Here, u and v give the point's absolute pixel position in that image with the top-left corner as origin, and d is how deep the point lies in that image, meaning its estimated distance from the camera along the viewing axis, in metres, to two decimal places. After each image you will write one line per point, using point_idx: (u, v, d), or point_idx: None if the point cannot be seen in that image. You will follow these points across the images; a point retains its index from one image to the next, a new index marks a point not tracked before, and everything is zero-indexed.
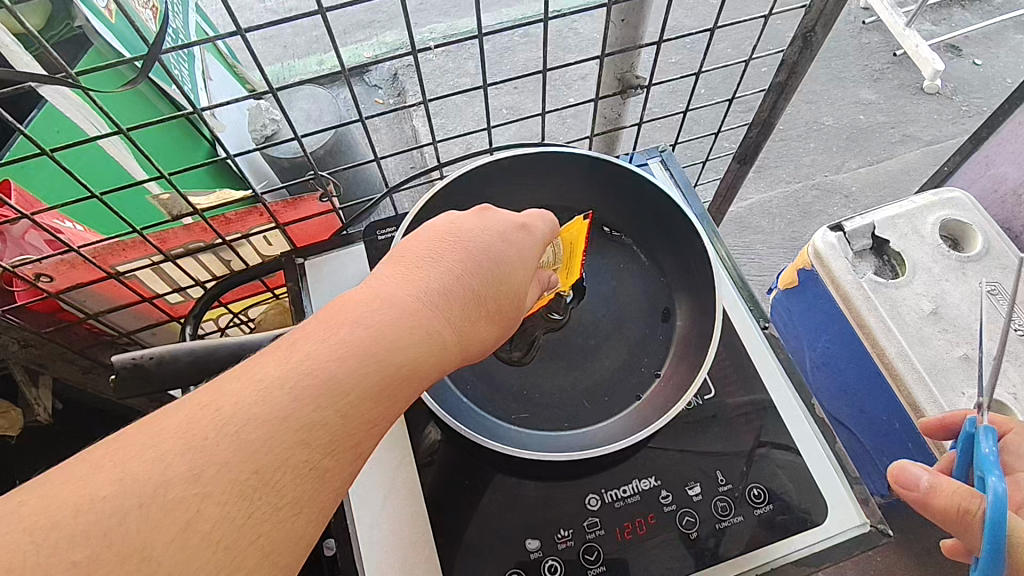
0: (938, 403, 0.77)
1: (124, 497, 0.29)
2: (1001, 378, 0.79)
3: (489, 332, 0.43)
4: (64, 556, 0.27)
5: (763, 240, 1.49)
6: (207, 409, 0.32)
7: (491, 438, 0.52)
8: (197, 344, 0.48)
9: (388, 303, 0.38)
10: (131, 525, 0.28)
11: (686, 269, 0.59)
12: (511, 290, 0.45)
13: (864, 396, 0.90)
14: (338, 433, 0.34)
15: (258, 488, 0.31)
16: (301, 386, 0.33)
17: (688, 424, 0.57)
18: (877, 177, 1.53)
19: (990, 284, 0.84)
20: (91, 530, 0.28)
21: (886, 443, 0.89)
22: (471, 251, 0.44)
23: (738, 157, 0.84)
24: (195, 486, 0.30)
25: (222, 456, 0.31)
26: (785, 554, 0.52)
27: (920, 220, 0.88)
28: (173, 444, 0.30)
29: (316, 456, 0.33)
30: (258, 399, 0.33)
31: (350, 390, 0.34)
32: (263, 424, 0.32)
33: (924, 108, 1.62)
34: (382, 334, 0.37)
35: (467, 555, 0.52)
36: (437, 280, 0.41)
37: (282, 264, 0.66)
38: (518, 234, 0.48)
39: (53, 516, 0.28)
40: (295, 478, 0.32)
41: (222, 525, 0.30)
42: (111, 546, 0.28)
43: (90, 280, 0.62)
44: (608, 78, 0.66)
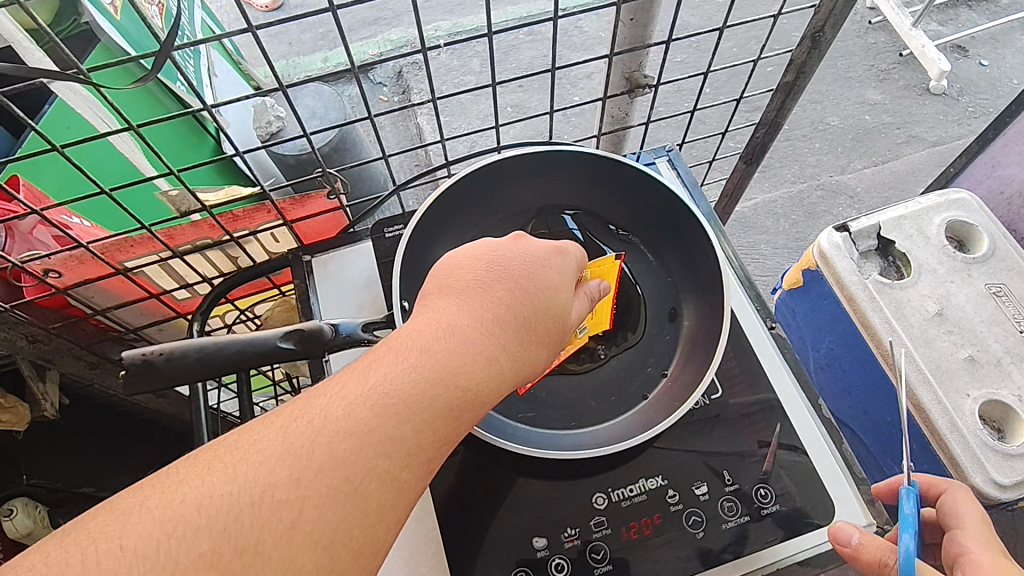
0: (944, 405, 0.77)
1: (236, 496, 0.31)
2: (1007, 381, 0.79)
3: (542, 355, 0.44)
4: (191, 545, 0.29)
5: (767, 240, 1.49)
6: (299, 421, 0.34)
7: (502, 437, 0.51)
8: (208, 339, 0.46)
9: (450, 327, 0.40)
10: (245, 522, 0.30)
11: (693, 269, 0.59)
12: (559, 314, 0.45)
13: (868, 396, 0.90)
14: (417, 446, 0.35)
15: (351, 492, 0.33)
16: (379, 404, 0.35)
17: (694, 423, 0.57)
18: (883, 177, 1.53)
19: (995, 285, 0.84)
20: (212, 524, 0.30)
21: (891, 444, 0.89)
22: (519, 273, 0.45)
23: (744, 157, 0.84)
24: (296, 490, 0.32)
25: (318, 462, 0.32)
26: (790, 554, 0.52)
27: (926, 221, 0.88)
28: (275, 450, 0.32)
29: (396, 468, 0.34)
30: (343, 412, 0.34)
31: (423, 409, 0.36)
32: (350, 437, 0.34)
33: (930, 109, 1.62)
34: (447, 358, 0.38)
35: (473, 554, 0.52)
36: (493, 305, 0.42)
37: (289, 262, 0.66)
38: (555, 257, 0.48)
39: (178, 510, 0.30)
40: (381, 484, 0.34)
41: (321, 525, 0.31)
42: (228, 540, 0.29)
43: (98, 276, 0.62)
44: (615, 77, 0.65)
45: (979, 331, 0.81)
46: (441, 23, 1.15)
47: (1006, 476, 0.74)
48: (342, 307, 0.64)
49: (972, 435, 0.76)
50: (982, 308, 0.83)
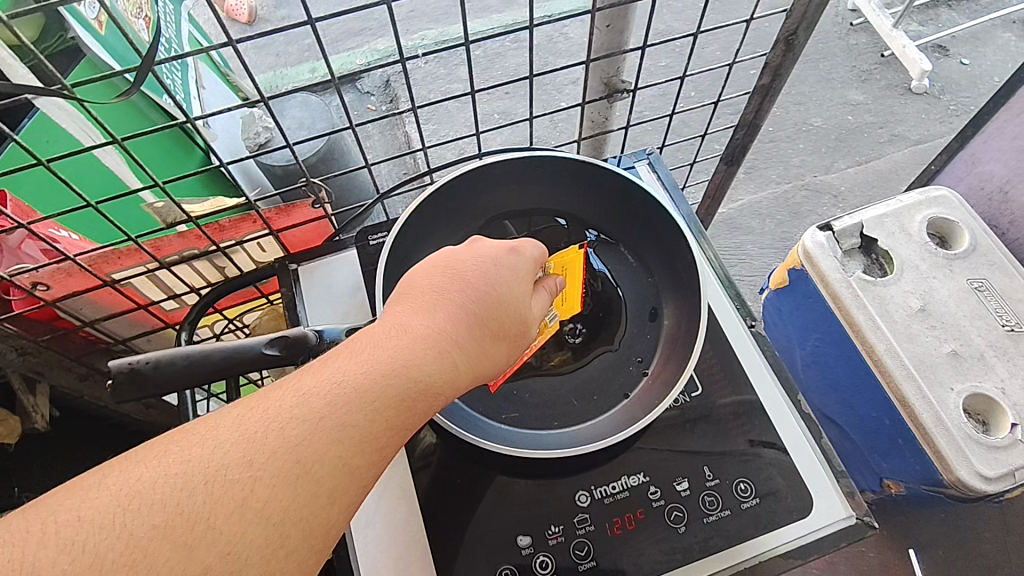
0: (928, 399, 0.80)
1: (191, 474, 0.32)
2: (990, 374, 0.80)
3: (500, 354, 0.45)
4: (145, 518, 0.30)
5: (754, 240, 1.51)
6: (257, 408, 0.35)
7: (482, 435, 0.52)
8: (195, 347, 0.46)
9: (406, 326, 0.41)
10: (199, 498, 0.31)
11: (673, 269, 0.60)
12: (515, 313, 0.46)
13: (852, 392, 0.92)
14: (369, 433, 0.36)
15: (301, 475, 0.34)
16: (332, 394, 0.36)
17: (677, 419, 0.58)
18: (867, 176, 1.56)
19: (977, 280, 0.86)
20: (166, 499, 0.31)
21: (876, 441, 0.91)
22: (479, 274, 0.46)
23: (725, 158, 0.84)
24: (249, 469, 0.33)
25: (271, 445, 0.33)
26: (772, 546, 0.53)
27: (907, 219, 0.90)
28: (231, 433, 0.33)
29: (347, 454, 0.35)
30: (297, 401, 0.35)
31: (376, 399, 0.37)
32: (303, 423, 0.35)
33: (913, 108, 1.65)
34: (399, 353, 0.39)
35: (457, 554, 0.53)
36: (449, 304, 0.43)
37: (276, 271, 0.67)
38: (512, 256, 0.49)
39: (135, 486, 0.31)
40: (332, 470, 0.34)
41: (273, 504, 0.33)
42: (181, 512, 0.31)
43: (85, 288, 0.63)
44: (593, 82, 0.66)
45: (962, 325, 0.83)
46: (427, 32, 1.17)
47: (992, 469, 0.76)
48: (330, 313, 0.65)
49: (957, 428, 0.78)
50: (965, 303, 0.84)
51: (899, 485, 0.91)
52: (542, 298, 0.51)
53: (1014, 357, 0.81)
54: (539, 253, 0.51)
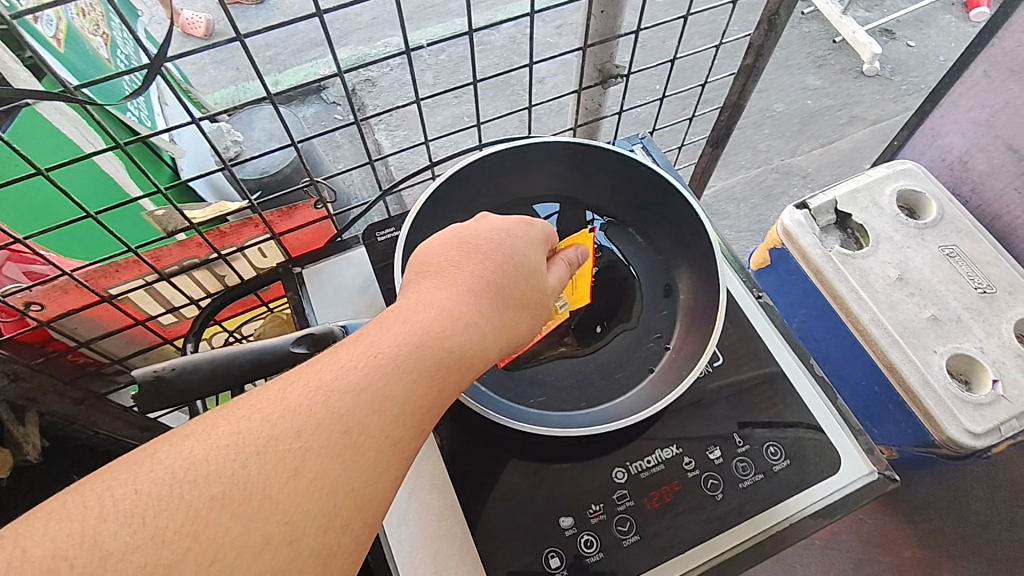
0: (914, 363, 0.83)
1: (241, 447, 0.32)
2: (968, 335, 0.84)
3: (525, 324, 0.45)
4: (202, 490, 0.30)
5: (731, 224, 1.55)
6: (299, 383, 0.35)
7: (514, 419, 0.52)
8: (218, 350, 0.44)
9: (433, 300, 0.41)
10: (252, 469, 0.31)
11: (682, 244, 0.61)
12: (534, 283, 0.46)
13: (841, 363, 0.95)
14: (410, 403, 0.36)
15: (350, 444, 0.34)
16: (370, 366, 0.36)
17: (702, 391, 0.58)
18: (831, 157, 1.61)
19: (947, 247, 0.90)
20: (220, 471, 0.31)
21: (870, 408, 0.94)
22: (497, 248, 0.46)
23: (710, 140, 0.86)
24: (297, 441, 0.33)
25: (317, 417, 0.34)
26: (807, 505, 0.54)
27: (878, 193, 0.93)
28: (277, 407, 0.33)
29: (391, 424, 0.35)
30: (337, 375, 0.35)
31: (413, 369, 0.37)
32: (346, 395, 0.35)
33: (867, 90, 1.71)
34: (430, 324, 0.39)
35: (501, 541, 0.53)
36: (473, 276, 0.43)
37: (279, 275, 0.66)
38: (527, 229, 0.49)
39: (188, 460, 0.31)
40: (379, 439, 0.34)
41: (324, 473, 0.33)
42: (236, 484, 0.31)
43: (81, 306, 0.61)
44: (588, 69, 0.67)
45: (938, 291, 0.87)
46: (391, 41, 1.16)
47: (980, 424, 0.80)
48: (337, 314, 0.64)
49: (943, 387, 0.82)
50: (938, 270, 0.88)
51: (892, 449, 0.95)
52: (558, 272, 0.51)
53: (988, 317, 0.85)
54: (548, 233, 0.50)
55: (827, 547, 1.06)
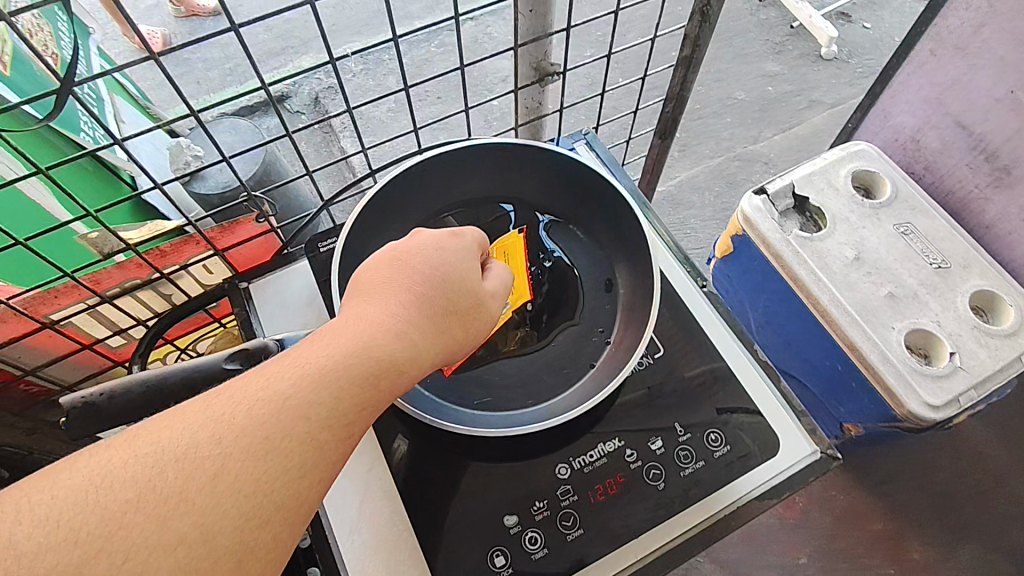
0: (872, 340, 0.85)
1: (159, 452, 0.31)
2: (925, 310, 0.86)
3: (463, 330, 0.44)
4: (116, 493, 0.30)
5: (696, 214, 1.56)
6: (225, 391, 0.34)
7: (456, 424, 0.52)
8: (152, 373, 0.44)
9: (366, 312, 0.40)
10: (169, 474, 0.31)
11: (622, 238, 0.61)
12: (470, 291, 0.46)
13: (805, 344, 0.97)
14: (337, 410, 0.35)
15: (272, 450, 0.33)
16: (298, 374, 0.36)
17: (644, 381, 0.59)
18: (791, 142, 1.64)
19: (901, 225, 0.92)
20: (137, 475, 0.30)
21: (833, 387, 0.97)
22: (433, 259, 0.45)
23: (658, 132, 0.87)
24: (218, 447, 0.32)
25: (239, 423, 0.33)
26: (749, 490, 0.56)
27: (833, 174, 0.95)
28: (201, 415, 0.33)
29: (317, 431, 0.35)
30: (263, 384, 0.35)
31: (342, 377, 0.36)
32: (270, 402, 0.34)
33: (824, 74, 1.74)
34: (360, 334, 0.38)
35: (446, 543, 0.53)
36: (407, 286, 0.43)
37: (227, 292, 0.65)
38: (463, 237, 0.49)
39: (105, 466, 0.30)
40: (303, 444, 0.34)
41: (244, 478, 0.32)
42: (152, 488, 0.30)
43: (22, 334, 0.60)
44: (524, 68, 0.67)
45: (893, 268, 0.88)
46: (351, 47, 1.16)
47: (937, 397, 0.82)
48: (286, 326, 0.64)
49: (901, 362, 0.83)
50: (893, 247, 0.90)
51: (857, 427, 0.98)
52: (497, 276, 0.50)
53: (943, 292, 0.87)
54: (477, 238, 0.49)
55: (799, 525, 1.07)
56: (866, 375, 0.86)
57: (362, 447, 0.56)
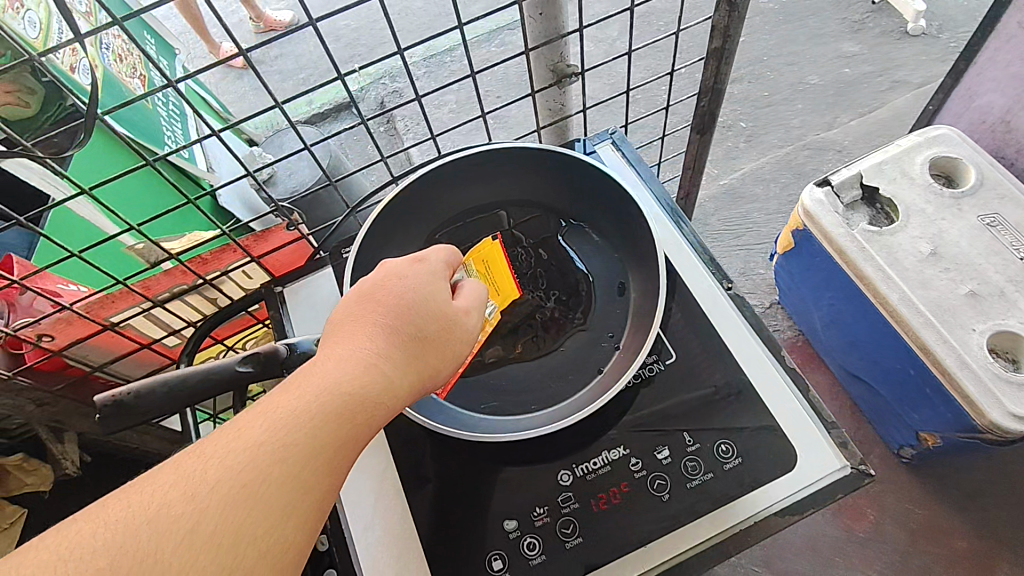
0: (948, 342, 0.79)
1: (132, 515, 0.32)
2: (1013, 310, 0.79)
3: (438, 356, 0.45)
4: (91, 563, 0.30)
5: (761, 207, 1.43)
6: (197, 448, 0.35)
7: (461, 428, 0.54)
8: (173, 374, 0.48)
9: (337, 352, 0.41)
10: (144, 536, 0.31)
11: (635, 241, 0.60)
12: (441, 319, 0.47)
13: (873, 347, 0.91)
14: (312, 450, 0.36)
15: (249, 497, 0.34)
16: (270, 421, 0.37)
17: (655, 387, 0.58)
18: (869, 128, 1.49)
19: (988, 217, 0.85)
20: (111, 542, 0.31)
21: (907, 395, 0.89)
22: (400, 290, 0.46)
23: (695, 127, 0.84)
24: (193, 502, 0.33)
25: (213, 476, 0.34)
26: (766, 506, 0.53)
27: (908, 162, 0.90)
28: (173, 474, 0.34)
29: (294, 473, 0.36)
30: (234, 435, 0.36)
31: (315, 418, 0.37)
32: (243, 452, 0.35)
33: (911, 51, 1.63)
34: (332, 374, 0.39)
35: (447, 545, 0.54)
36: (375, 321, 0.44)
37: (264, 296, 0.69)
38: (424, 266, 0.49)
39: (78, 538, 0.31)
40: (280, 487, 0.35)
41: (223, 529, 0.33)
42: (127, 551, 0.31)
43: (88, 334, 0.67)
44: (541, 71, 0.67)
45: (976, 264, 0.83)
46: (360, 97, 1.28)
47: None
48: (313, 327, 0.68)
49: (983, 368, 0.77)
50: (977, 241, 0.84)
51: (935, 436, 0.89)
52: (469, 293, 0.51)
53: None
54: (447, 256, 0.51)
55: (869, 539, 0.97)
56: (942, 382, 0.80)
57: (374, 447, 0.58)
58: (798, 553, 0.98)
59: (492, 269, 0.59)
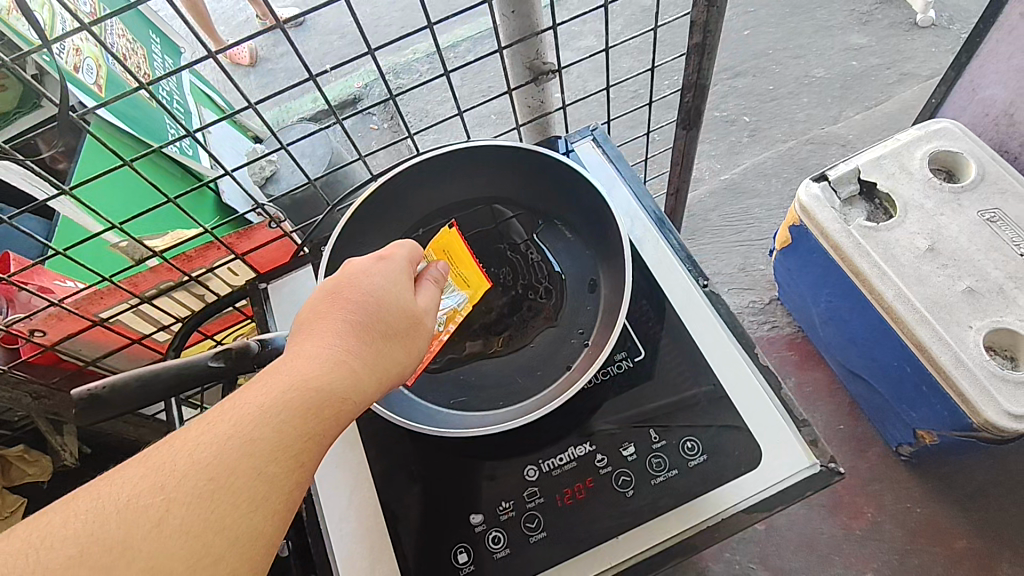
0: (944, 340, 0.78)
1: (101, 507, 0.33)
2: (1012, 306, 0.78)
3: (404, 352, 0.46)
4: (60, 551, 0.31)
5: (760, 202, 1.39)
6: (166, 443, 0.36)
7: (431, 424, 0.55)
8: (147, 369, 0.50)
9: (303, 350, 0.42)
10: (111, 527, 0.33)
11: (607, 239, 0.60)
12: (407, 315, 0.47)
13: (870, 344, 0.90)
14: (278, 444, 0.37)
15: (216, 490, 0.35)
16: (236, 416, 0.38)
17: (623, 383, 0.58)
18: (875, 121, 1.46)
19: (988, 212, 0.84)
20: (80, 531, 0.32)
21: (905, 392, 0.88)
22: (366, 288, 0.47)
23: (681, 122, 0.83)
24: (161, 494, 0.34)
25: (180, 468, 0.35)
26: (733, 503, 0.53)
27: (908, 157, 0.89)
28: (141, 468, 0.35)
29: (260, 464, 0.37)
30: (201, 429, 0.37)
31: (281, 412, 0.38)
32: (210, 446, 0.36)
33: (920, 43, 1.60)
34: (297, 371, 0.40)
35: (415, 538, 0.55)
36: (341, 319, 0.44)
37: (248, 293, 0.71)
38: (391, 265, 0.50)
39: (49, 528, 0.32)
40: (247, 479, 0.36)
41: (190, 519, 0.34)
42: (95, 540, 0.32)
43: (78, 330, 0.68)
44: (518, 68, 0.67)
45: (975, 260, 0.82)
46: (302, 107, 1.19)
47: (1019, 405, 0.74)
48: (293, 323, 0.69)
49: (979, 367, 0.76)
50: (976, 237, 0.83)
51: (932, 434, 0.88)
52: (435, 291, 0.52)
53: None
54: (409, 251, 0.52)
55: (867, 538, 0.96)
56: (937, 380, 0.79)
57: (349, 442, 0.59)
58: (794, 550, 0.96)
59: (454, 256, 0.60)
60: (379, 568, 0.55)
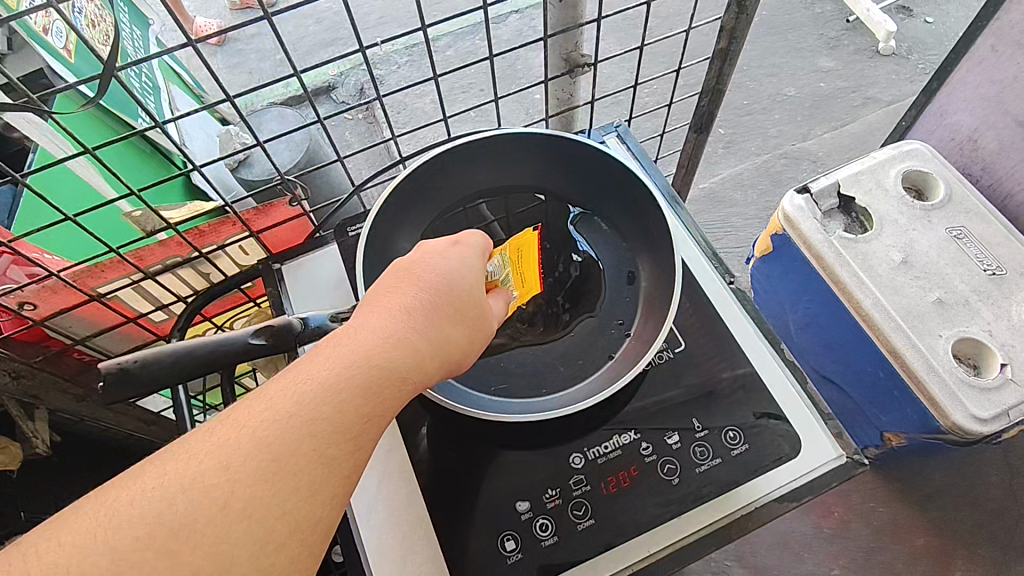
0: (917, 347, 0.82)
1: (167, 487, 0.31)
2: (976, 318, 0.83)
3: (463, 336, 0.44)
4: (126, 532, 0.30)
5: (739, 212, 1.48)
6: (227, 417, 0.34)
7: (476, 408, 0.54)
8: (179, 345, 0.47)
9: (368, 324, 0.40)
10: (177, 508, 0.31)
11: (647, 232, 0.61)
12: (468, 297, 0.46)
13: (846, 350, 0.94)
14: (343, 425, 0.35)
15: (280, 471, 0.33)
16: (300, 392, 0.35)
17: (662, 374, 0.59)
18: (842, 141, 1.56)
19: (954, 229, 0.89)
20: (145, 511, 0.30)
21: (874, 394, 0.93)
22: (429, 267, 0.45)
23: (694, 126, 0.85)
24: (224, 474, 0.32)
25: (244, 447, 0.33)
26: (768, 492, 0.55)
27: (882, 174, 0.93)
28: (203, 445, 0.33)
29: (323, 447, 0.35)
30: (266, 405, 0.35)
31: (346, 391, 0.36)
32: (273, 422, 0.34)
33: (883, 70, 1.69)
34: (362, 346, 0.38)
35: (459, 525, 0.54)
36: (404, 295, 0.43)
37: (260, 272, 0.68)
38: (453, 247, 0.48)
39: (111, 507, 0.30)
40: (310, 462, 0.34)
41: (254, 502, 0.32)
42: (160, 524, 0.30)
43: (73, 305, 0.63)
44: (554, 59, 0.67)
45: (944, 274, 0.86)
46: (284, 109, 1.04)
47: (985, 409, 0.79)
48: (310, 306, 0.67)
49: (948, 373, 0.81)
50: (944, 253, 0.87)
51: (900, 436, 0.93)
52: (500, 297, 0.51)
53: (997, 300, 0.83)
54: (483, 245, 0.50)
55: (836, 536, 1.00)
56: (910, 385, 0.84)
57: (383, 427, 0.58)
58: (769, 548, 1.00)
59: (523, 257, 0.57)
60: (416, 556, 0.54)
